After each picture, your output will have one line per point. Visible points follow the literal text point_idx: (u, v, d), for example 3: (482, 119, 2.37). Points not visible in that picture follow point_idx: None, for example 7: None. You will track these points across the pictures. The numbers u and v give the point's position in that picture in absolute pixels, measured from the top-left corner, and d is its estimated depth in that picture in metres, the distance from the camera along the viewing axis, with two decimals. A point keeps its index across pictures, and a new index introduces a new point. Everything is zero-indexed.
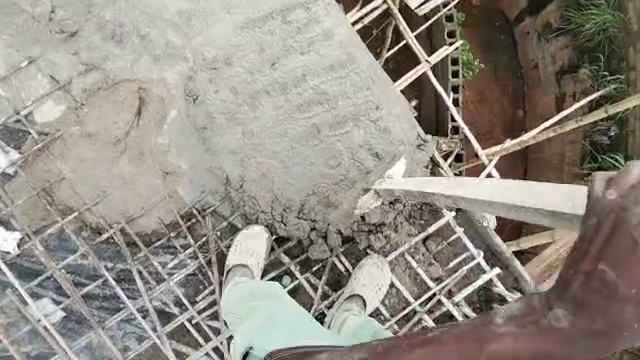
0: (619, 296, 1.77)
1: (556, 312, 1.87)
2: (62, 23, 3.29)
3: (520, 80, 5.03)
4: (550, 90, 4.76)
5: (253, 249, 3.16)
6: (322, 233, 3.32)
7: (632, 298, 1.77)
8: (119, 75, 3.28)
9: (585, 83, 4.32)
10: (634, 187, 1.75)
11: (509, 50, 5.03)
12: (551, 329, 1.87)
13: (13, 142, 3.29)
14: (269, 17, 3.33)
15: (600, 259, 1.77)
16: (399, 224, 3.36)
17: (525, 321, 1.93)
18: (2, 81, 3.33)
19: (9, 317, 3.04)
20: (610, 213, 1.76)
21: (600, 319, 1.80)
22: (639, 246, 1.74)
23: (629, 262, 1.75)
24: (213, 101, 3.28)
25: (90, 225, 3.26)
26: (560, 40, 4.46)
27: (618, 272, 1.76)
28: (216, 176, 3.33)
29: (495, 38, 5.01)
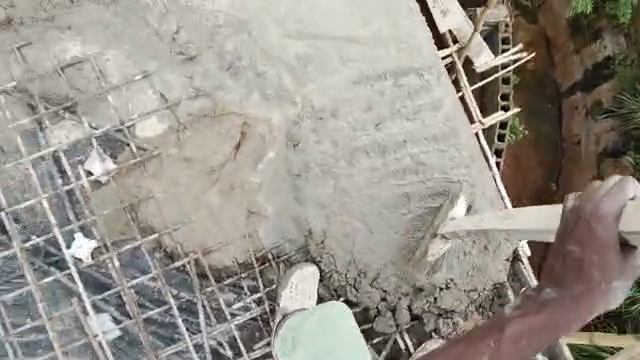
0: (586, 266, 2.20)
1: (544, 292, 2.28)
2: (184, 45, 3.34)
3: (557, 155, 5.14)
4: (590, 169, 4.88)
5: (309, 292, 3.08)
6: (391, 306, 3.23)
7: (597, 276, 2.20)
8: (229, 106, 3.33)
9: (624, 167, 4.57)
10: (596, 190, 2.17)
11: (551, 122, 5.15)
12: (539, 311, 2.26)
13: (110, 150, 3.31)
14: (381, 77, 3.28)
15: (566, 244, 2.21)
16: (468, 313, 3.26)
17: (525, 302, 2.31)
18: (113, 89, 3.35)
19: (65, 325, 2.99)
20: (574, 211, 2.21)
21: (581, 296, 2.22)
22: (594, 227, 2.16)
23: (590, 239, 2.17)
24: (312, 151, 3.23)
25: (164, 248, 3.21)
26: (609, 122, 4.68)
27: (582, 249, 2.19)
28: (299, 225, 3.27)
29: (542, 107, 5.17)
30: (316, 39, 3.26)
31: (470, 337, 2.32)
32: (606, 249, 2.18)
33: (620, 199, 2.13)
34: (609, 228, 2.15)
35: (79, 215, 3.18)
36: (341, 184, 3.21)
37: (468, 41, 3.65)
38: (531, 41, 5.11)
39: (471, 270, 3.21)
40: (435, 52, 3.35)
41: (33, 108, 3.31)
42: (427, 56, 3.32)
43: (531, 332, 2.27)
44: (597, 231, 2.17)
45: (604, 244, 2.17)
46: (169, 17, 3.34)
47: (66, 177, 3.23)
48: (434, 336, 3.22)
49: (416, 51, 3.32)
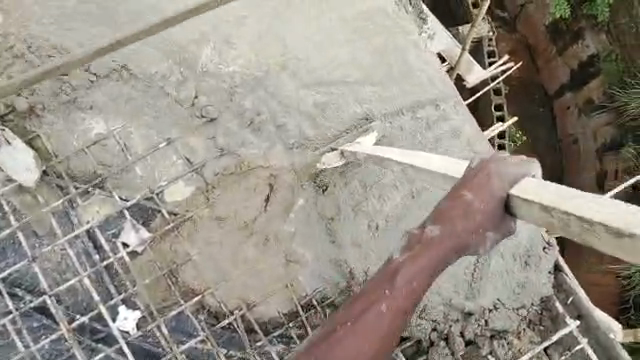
0: (471, 215, 2.05)
1: (427, 230, 2.05)
2: (205, 108, 3.46)
3: (558, 156, 6.27)
4: (595, 165, 5.91)
5: None
6: (444, 334, 3.18)
7: (478, 221, 2.06)
8: (253, 161, 3.40)
9: (628, 161, 5.61)
10: (502, 160, 2.13)
11: (546, 126, 6.34)
12: (426, 247, 2.03)
13: (142, 220, 3.30)
14: (399, 112, 3.50)
15: (465, 187, 2.08)
16: (521, 329, 3.20)
17: (409, 245, 2.04)
18: (139, 160, 3.39)
19: None
20: (480, 164, 2.13)
21: (461, 242, 2.05)
22: (491, 181, 2.07)
23: (484, 190, 2.06)
24: (340, 192, 3.33)
25: (208, 309, 3.20)
26: (603, 117, 5.77)
27: (478, 197, 2.05)
28: (341, 269, 3.27)
29: (534, 110, 6.35)
30: (330, 86, 3.51)
31: (374, 275, 2.03)
32: (492, 208, 2.07)
33: (513, 170, 2.10)
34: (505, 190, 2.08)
35: (121, 288, 3.15)
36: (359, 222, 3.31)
37: (457, 60, 4.24)
38: (516, 54, 5.75)
39: (516, 288, 3.26)
40: (449, 85, 3.62)
41: (64, 189, 3.30)
42: (441, 89, 3.58)
43: (425, 268, 2.01)
44: (490, 183, 2.07)
45: (492, 202, 2.07)
46: (187, 83, 3.51)
47: (104, 253, 3.21)
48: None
49: (424, 86, 3.57)
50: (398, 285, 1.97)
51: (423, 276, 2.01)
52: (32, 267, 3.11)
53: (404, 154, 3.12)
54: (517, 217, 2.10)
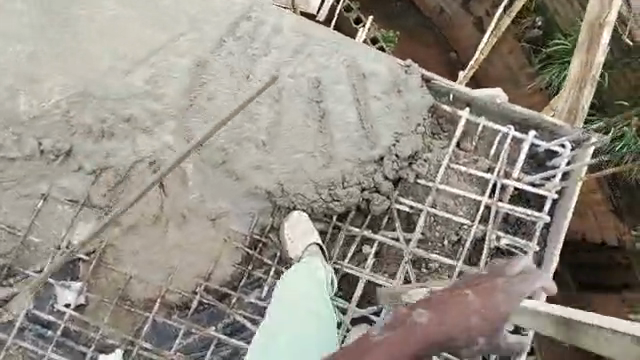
0: (468, 311, 2.50)
1: (415, 312, 2.58)
2: (54, 148, 3.38)
3: (436, 29, 4.89)
4: (469, 21, 4.72)
5: (308, 229, 3.27)
6: (373, 187, 3.38)
7: (474, 320, 2.49)
8: (127, 163, 3.41)
9: None
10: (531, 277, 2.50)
11: (409, 13, 4.93)
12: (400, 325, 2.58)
13: (68, 275, 3.36)
14: (220, 42, 3.49)
15: (473, 290, 2.53)
16: (429, 143, 3.47)
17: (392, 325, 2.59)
18: (30, 229, 3.41)
19: None
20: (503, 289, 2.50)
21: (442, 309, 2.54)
22: (495, 292, 2.49)
23: (484, 292, 2.50)
24: (215, 137, 3.35)
25: (176, 306, 3.32)
26: None
27: (478, 299, 2.50)
28: (257, 196, 3.37)
29: (388, 7, 4.95)
30: (149, 60, 3.46)
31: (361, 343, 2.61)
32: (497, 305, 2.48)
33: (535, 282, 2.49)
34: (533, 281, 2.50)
35: (90, 341, 3.27)
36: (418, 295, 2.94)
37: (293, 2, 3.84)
38: None
39: (404, 114, 3.43)
40: None
41: None
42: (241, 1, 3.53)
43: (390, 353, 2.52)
44: (495, 295, 2.49)
45: (496, 315, 2.48)
46: (24, 137, 3.38)
47: (55, 325, 3.30)
48: (422, 181, 3.41)
49: (227, 8, 3.53)
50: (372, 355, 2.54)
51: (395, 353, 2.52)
52: None
53: (477, 274, 2.62)
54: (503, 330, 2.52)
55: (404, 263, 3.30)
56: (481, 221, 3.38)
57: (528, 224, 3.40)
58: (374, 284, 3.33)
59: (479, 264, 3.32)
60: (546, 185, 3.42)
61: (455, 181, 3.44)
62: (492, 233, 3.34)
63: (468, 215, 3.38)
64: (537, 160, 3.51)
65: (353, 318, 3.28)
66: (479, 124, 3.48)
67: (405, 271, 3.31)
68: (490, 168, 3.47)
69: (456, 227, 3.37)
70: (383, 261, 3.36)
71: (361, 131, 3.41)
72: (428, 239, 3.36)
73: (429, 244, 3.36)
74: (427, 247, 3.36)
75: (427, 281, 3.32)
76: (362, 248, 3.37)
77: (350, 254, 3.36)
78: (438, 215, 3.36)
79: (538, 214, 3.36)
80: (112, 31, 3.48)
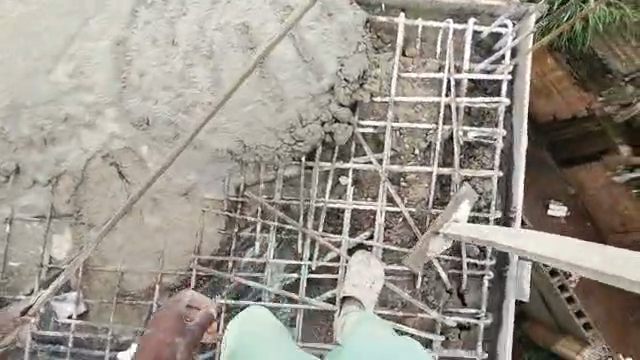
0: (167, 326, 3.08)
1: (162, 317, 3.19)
2: (1, 170, 3.25)
3: None
4: None
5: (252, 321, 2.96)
6: (332, 118, 3.35)
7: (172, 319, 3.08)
8: (81, 164, 3.28)
9: None
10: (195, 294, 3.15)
11: None
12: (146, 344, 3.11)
13: (61, 288, 3.31)
14: (133, 13, 3.28)
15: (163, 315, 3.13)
16: (375, 58, 3.41)
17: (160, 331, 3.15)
18: (7, 256, 3.32)
19: None
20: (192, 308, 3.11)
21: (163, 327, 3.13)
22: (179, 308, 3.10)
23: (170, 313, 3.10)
24: (160, 111, 3.26)
25: (176, 287, 3.33)
26: None
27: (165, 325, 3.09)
28: (222, 159, 3.31)
29: None
30: (67, 51, 3.26)
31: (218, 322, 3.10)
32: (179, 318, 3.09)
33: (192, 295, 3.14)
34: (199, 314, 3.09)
35: (104, 344, 3.30)
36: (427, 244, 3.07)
37: None
38: None
39: (341, 36, 3.34)
40: None
41: None
42: None
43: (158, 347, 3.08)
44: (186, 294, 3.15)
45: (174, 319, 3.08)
46: None
47: (65, 339, 3.30)
48: (378, 98, 3.38)
49: None
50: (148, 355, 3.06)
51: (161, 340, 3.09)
52: None
53: (477, 233, 2.76)
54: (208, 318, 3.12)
55: (383, 183, 3.35)
56: (445, 120, 3.40)
57: (491, 111, 3.43)
58: (360, 211, 3.39)
59: (454, 163, 3.36)
60: (498, 69, 3.44)
61: (412, 88, 3.42)
62: (458, 130, 3.37)
63: (431, 119, 3.40)
64: (485, 47, 3.50)
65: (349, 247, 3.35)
66: (418, 26, 3.47)
67: (386, 191, 3.36)
68: (440, 67, 3.44)
69: (423, 135, 3.39)
70: (363, 185, 3.40)
71: (304, 65, 3.31)
72: (399, 153, 3.39)
73: (401, 158, 3.39)
74: (401, 160, 3.39)
75: (408, 192, 3.37)
76: (339, 180, 3.40)
77: (328, 189, 3.38)
78: (402, 127, 3.38)
79: (498, 98, 3.41)
80: (20, 33, 3.25)
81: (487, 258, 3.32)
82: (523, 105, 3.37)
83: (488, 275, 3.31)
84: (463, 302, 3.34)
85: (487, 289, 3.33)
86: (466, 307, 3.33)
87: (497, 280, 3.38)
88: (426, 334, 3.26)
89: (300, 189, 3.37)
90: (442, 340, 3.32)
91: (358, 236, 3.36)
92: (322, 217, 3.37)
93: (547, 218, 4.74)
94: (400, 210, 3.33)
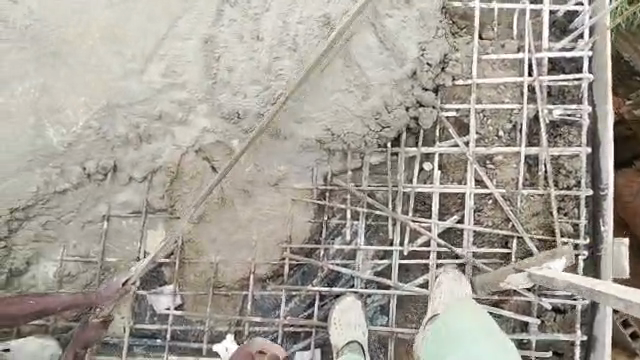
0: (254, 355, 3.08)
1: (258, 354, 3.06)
2: (99, 168, 3.35)
3: None
4: None
5: (353, 320, 3.20)
6: (416, 103, 3.38)
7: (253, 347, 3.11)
8: (175, 158, 3.37)
9: None
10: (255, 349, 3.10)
11: None
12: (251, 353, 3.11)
13: (156, 282, 3.39)
14: (219, 13, 3.37)
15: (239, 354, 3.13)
16: (454, 43, 3.44)
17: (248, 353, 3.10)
18: (105, 252, 3.41)
19: None
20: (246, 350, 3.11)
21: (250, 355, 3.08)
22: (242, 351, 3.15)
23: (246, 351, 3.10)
24: (250, 105, 3.34)
25: (268, 277, 3.38)
26: None
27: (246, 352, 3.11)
28: (310, 148, 3.36)
29: None
30: (158, 52, 3.35)
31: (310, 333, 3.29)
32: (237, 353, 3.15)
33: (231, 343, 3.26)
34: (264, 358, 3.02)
35: (199, 336, 3.37)
36: (507, 275, 3.01)
37: None
38: None
39: (420, 22, 3.38)
40: None
41: None
42: None
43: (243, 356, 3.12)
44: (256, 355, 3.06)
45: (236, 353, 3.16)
46: (66, 167, 3.33)
47: (161, 331, 3.36)
48: (460, 82, 3.41)
49: None
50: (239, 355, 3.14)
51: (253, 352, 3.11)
52: None
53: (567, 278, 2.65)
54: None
55: (471, 164, 3.35)
56: (529, 99, 3.40)
57: (572, 89, 3.43)
58: (448, 196, 3.39)
59: (542, 142, 3.34)
60: (577, 46, 3.41)
61: (492, 69, 3.43)
62: (543, 108, 3.36)
63: (515, 100, 3.40)
64: (560, 26, 3.50)
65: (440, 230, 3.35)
66: (494, 10, 3.50)
67: (474, 172, 3.36)
68: (519, 48, 3.45)
69: (507, 115, 3.39)
70: (448, 169, 3.41)
71: (388, 53, 3.35)
72: (484, 136, 3.40)
73: (486, 140, 3.39)
74: (486, 143, 3.39)
75: (497, 174, 3.35)
76: (424, 165, 3.41)
77: (415, 174, 3.40)
78: (486, 109, 3.39)
79: (579, 75, 3.39)
80: (114, 36, 3.34)
81: (581, 238, 3.25)
82: (606, 86, 3.33)
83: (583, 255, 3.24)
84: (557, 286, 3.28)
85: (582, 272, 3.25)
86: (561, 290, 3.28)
87: (591, 263, 3.33)
88: (521, 318, 3.22)
89: (387, 175, 3.39)
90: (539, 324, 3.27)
91: (448, 219, 3.36)
92: (411, 203, 3.38)
93: None
94: (491, 191, 3.31)
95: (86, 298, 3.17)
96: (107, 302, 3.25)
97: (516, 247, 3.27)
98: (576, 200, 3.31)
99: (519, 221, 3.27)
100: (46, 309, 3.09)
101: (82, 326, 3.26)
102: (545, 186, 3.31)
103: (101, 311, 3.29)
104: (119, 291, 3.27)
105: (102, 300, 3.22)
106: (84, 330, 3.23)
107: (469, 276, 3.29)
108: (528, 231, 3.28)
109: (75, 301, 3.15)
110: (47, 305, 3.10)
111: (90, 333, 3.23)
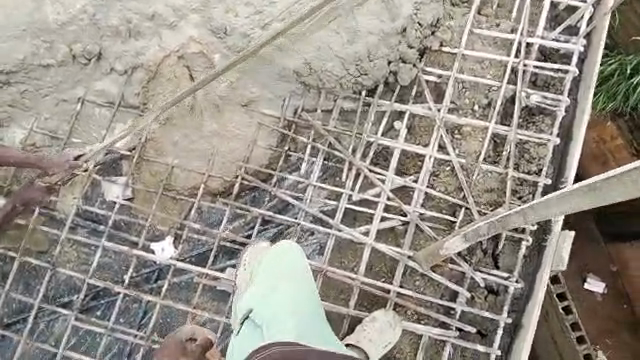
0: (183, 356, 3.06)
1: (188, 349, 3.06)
2: (85, 52, 3.47)
3: None
4: None
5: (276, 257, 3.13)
6: (399, 57, 3.42)
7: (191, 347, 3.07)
8: (158, 58, 3.48)
9: None
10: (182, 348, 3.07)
11: None
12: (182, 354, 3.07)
13: (113, 171, 3.49)
14: None
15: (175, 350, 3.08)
16: (450, 11, 3.48)
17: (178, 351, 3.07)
18: (72, 132, 3.53)
19: (216, 294, 3.37)
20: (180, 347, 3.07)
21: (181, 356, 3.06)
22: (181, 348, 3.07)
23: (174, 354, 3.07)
24: (237, 24, 3.43)
25: (219, 192, 3.45)
26: None
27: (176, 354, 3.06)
28: (287, 79, 3.44)
29: None
30: None
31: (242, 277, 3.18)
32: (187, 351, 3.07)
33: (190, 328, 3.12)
34: (198, 341, 3.06)
35: (140, 233, 3.42)
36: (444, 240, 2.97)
37: None
38: None
39: None
40: None
41: None
42: None
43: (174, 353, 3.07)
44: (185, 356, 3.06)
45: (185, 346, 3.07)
46: (56, 44, 3.46)
47: (106, 219, 3.44)
48: (446, 49, 3.44)
49: None
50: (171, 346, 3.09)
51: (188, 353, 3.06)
52: (58, 274, 3.39)
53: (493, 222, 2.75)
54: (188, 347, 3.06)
55: (437, 130, 3.37)
56: (510, 81, 3.40)
57: (557, 83, 3.42)
58: (409, 156, 3.41)
59: (512, 123, 3.35)
60: (570, 41, 3.43)
61: (482, 43, 3.45)
62: (521, 91, 3.36)
63: (496, 77, 3.41)
64: (560, 21, 3.51)
65: (394, 184, 3.36)
66: None
67: (439, 138, 3.38)
68: (513, 30, 3.45)
69: (485, 91, 3.40)
70: (416, 129, 3.44)
71: (381, 4, 3.37)
72: (458, 106, 3.41)
73: (460, 111, 3.41)
74: (459, 114, 3.41)
75: (461, 144, 3.37)
76: (394, 124, 3.44)
77: (381, 127, 3.43)
78: (466, 80, 3.41)
79: (566, 67, 3.39)
80: None
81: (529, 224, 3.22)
82: (589, 85, 3.37)
83: (527, 240, 3.21)
84: (496, 265, 3.27)
85: (522, 257, 3.22)
86: (498, 270, 3.24)
87: (536, 252, 3.29)
88: (451, 285, 3.21)
89: (354, 123, 3.45)
90: (467, 297, 3.23)
91: (405, 178, 3.37)
92: (371, 154, 3.41)
93: (584, 291, 4.67)
94: (450, 159, 3.33)
95: (39, 163, 3.32)
96: (56, 170, 3.36)
97: (461, 217, 3.28)
98: (534, 187, 3.30)
99: (471, 193, 3.29)
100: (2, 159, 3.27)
101: (29, 183, 3.43)
102: (506, 166, 3.31)
103: (49, 178, 3.40)
104: (68, 164, 3.35)
105: (52, 165, 3.34)
106: (28, 189, 3.40)
107: (409, 235, 3.29)
108: (479, 204, 3.30)
109: (28, 159, 3.30)
110: (3, 154, 3.26)
111: (35, 195, 3.41)
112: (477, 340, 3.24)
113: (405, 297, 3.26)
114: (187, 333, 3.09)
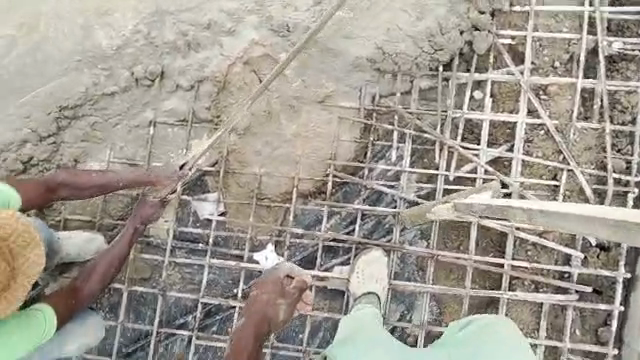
0: (277, 300, 3.06)
1: (288, 286, 3.10)
2: (147, 73, 3.33)
3: None
4: None
5: (376, 273, 3.19)
6: (472, 26, 3.31)
7: (290, 287, 3.10)
8: (224, 68, 3.35)
9: None
10: (280, 284, 3.09)
11: None
12: (278, 296, 3.07)
13: (200, 189, 3.41)
14: None
15: (270, 293, 3.07)
16: None
17: (277, 291, 3.07)
18: (150, 158, 3.43)
19: (330, 293, 3.35)
20: (278, 283, 3.09)
21: (280, 295, 3.07)
22: (276, 287, 3.08)
23: (268, 296, 3.06)
24: (299, 18, 3.31)
25: (311, 193, 3.39)
26: None
27: (273, 293, 3.06)
28: (359, 68, 3.34)
29: None
30: None
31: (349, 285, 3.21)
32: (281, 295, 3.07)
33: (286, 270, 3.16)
34: (294, 282, 3.10)
35: (240, 245, 3.38)
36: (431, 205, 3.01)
37: None
38: None
39: None
40: None
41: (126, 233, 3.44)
42: None
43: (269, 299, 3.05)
44: (280, 297, 3.06)
45: (281, 285, 3.09)
46: (116, 70, 3.33)
47: (203, 238, 3.39)
48: (517, 8, 3.34)
49: None
50: (267, 289, 3.08)
51: (286, 294, 3.08)
52: (168, 297, 3.35)
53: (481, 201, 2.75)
54: (287, 280, 3.11)
55: (525, 93, 3.29)
56: (589, 32, 3.31)
57: (633, 26, 3.31)
58: (498, 125, 3.33)
59: (599, 75, 3.26)
60: None
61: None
62: (603, 40, 3.27)
63: (573, 30, 3.32)
64: None
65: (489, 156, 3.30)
66: None
67: (528, 101, 3.29)
68: None
69: (564, 46, 3.31)
70: (499, 96, 3.34)
71: None
72: (538, 66, 3.33)
73: (542, 70, 3.32)
74: (540, 73, 3.32)
75: (550, 104, 3.29)
76: (475, 93, 3.36)
77: (463, 99, 3.35)
78: (543, 38, 3.32)
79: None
80: None
81: (633, 176, 3.19)
82: None
83: (634, 192, 3.17)
84: None
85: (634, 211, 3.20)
86: None
87: None
88: (564, 249, 3.20)
89: (437, 101, 3.35)
90: (582, 259, 3.23)
91: (497, 148, 3.31)
92: (461, 129, 3.32)
93: None
94: (543, 121, 3.26)
95: (147, 177, 3.05)
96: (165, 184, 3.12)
97: (565, 180, 3.23)
98: (630, 136, 3.24)
99: (571, 154, 3.23)
100: (109, 186, 2.97)
101: (141, 201, 3.06)
102: (600, 120, 3.24)
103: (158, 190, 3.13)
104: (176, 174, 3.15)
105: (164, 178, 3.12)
106: (141, 206, 3.03)
107: None
108: (580, 163, 3.24)
109: (136, 176, 3.03)
110: (111, 180, 2.97)
111: (148, 210, 3.03)
112: (595, 298, 3.22)
113: (519, 270, 3.24)
114: (285, 271, 3.14)
